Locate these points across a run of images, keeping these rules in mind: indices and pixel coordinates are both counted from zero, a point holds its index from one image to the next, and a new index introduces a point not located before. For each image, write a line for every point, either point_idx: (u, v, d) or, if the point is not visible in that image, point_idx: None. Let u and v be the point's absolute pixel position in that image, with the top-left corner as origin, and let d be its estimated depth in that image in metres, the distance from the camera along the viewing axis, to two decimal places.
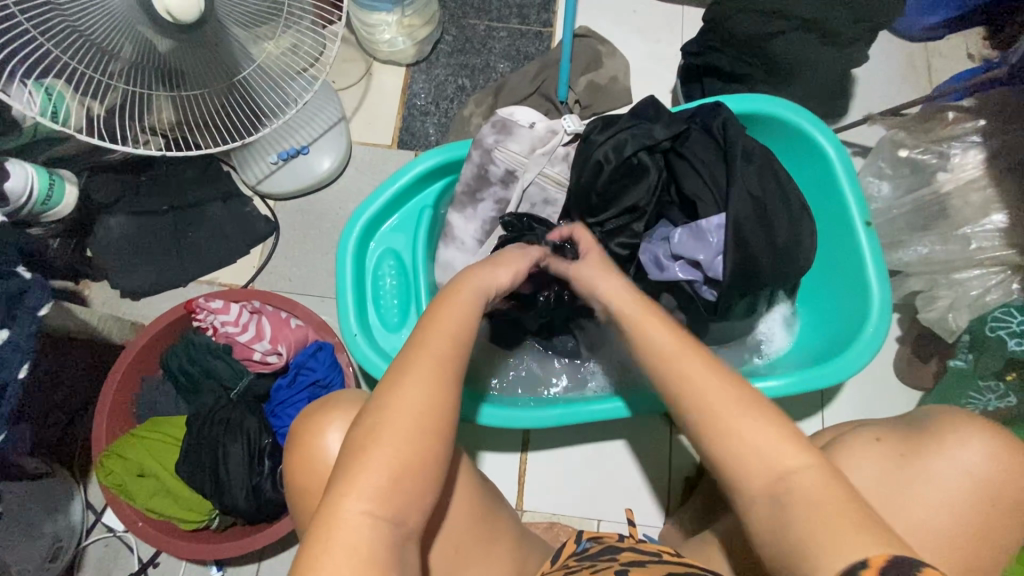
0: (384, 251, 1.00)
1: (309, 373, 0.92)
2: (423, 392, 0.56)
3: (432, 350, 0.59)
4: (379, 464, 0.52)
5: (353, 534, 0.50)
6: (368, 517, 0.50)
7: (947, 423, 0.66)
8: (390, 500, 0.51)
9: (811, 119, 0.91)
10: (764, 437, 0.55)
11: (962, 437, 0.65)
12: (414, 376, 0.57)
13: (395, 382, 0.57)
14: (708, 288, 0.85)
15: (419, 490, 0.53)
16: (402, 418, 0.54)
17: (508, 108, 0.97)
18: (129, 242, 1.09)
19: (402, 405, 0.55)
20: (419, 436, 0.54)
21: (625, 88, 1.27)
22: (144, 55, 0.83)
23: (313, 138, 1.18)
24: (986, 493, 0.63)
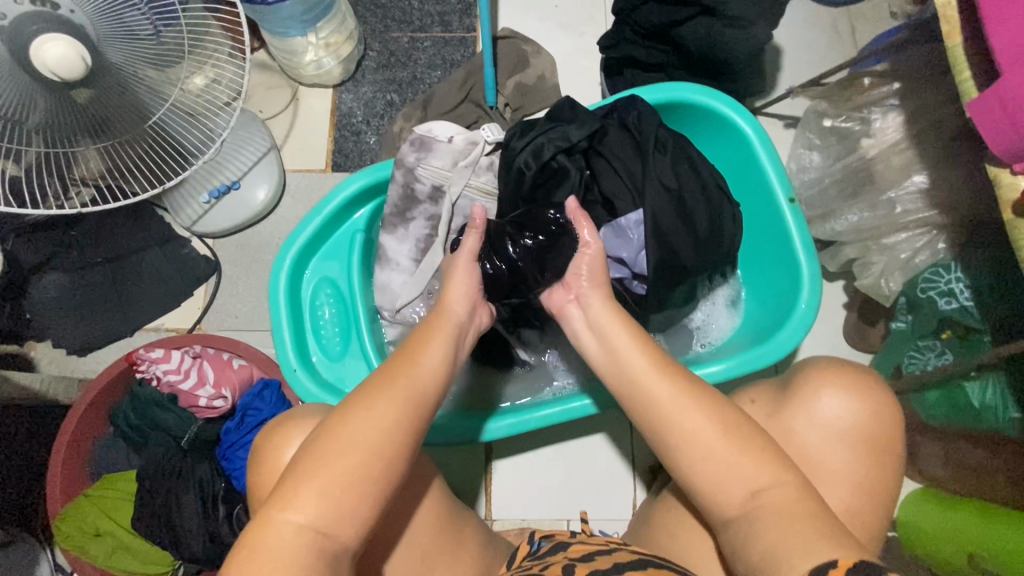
0: (320, 280, 0.99)
1: (256, 413, 0.93)
2: (388, 413, 0.57)
3: (414, 380, 0.61)
4: (329, 475, 0.54)
5: (284, 541, 0.51)
6: (298, 531, 0.52)
7: (807, 380, 0.70)
8: (323, 513, 0.53)
9: (721, 97, 0.91)
10: (715, 440, 0.61)
11: (820, 390, 0.68)
12: (376, 396, 0.58)
13: (365, 400, 0.58)
14: (638, 283, 0.86)
15: (360, 507, 0.54)
16: (364, 433, 0.56)
17: (425, 125, 0.97)
18: (66, 299, 1.08)
19: (369, 420, 0.57)
20: (375, 455, 0.55)
21: (555, 85, 1.26)
22: (53, 112, 0.80)
23: (243, 172, 1.17)
24: (852, 440, 0.67)
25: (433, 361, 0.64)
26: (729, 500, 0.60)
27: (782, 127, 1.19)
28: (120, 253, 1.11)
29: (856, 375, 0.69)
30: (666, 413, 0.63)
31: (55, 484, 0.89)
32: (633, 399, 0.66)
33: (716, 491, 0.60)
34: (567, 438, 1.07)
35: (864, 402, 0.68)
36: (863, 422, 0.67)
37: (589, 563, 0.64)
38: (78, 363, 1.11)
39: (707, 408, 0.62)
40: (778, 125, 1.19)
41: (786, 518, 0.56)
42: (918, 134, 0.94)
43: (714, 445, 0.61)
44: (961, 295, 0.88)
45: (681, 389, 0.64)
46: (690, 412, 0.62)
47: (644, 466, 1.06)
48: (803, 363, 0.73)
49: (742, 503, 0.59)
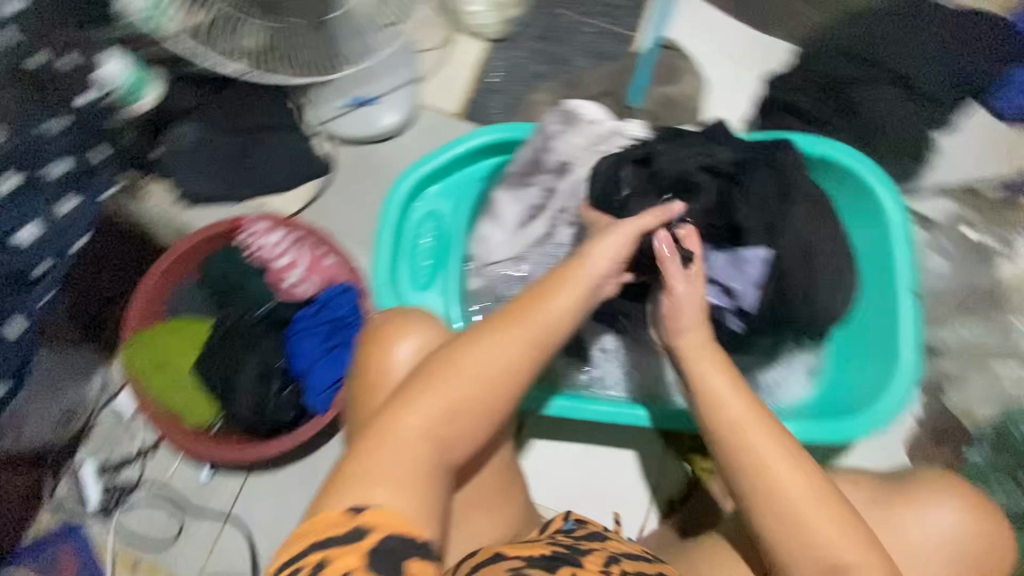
0: (428, 212, 1.02)
1: (331, 310, 0.97)
2: (494, 357, 0.63)
3: (539, 327, 0.64)
4: (432, 401, 0.61)
5: (403, 446, 0.59)
6: (418, 439, 0.60)
7: (939, 484, 0.73)
8: (439, 425, 0.61)
9: (875, 171, 0.90)
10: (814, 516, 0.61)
11: (935, 498, 0.71)
12: (490, 342, 0.63)
13: (475, 342, 0.64)
14: (736, 318, 0.85)
15: (470, 428, 0.62)
16: (476, 373, 0.62)
17: (576, 100, 0.98)
18: (196, 151, 1.15)
19: (480, 363, 0.63)
20: (483, 390, 0.63)
21: (698, 108, 1.26)
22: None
23: (384, 91, 1.21)
24: (951, 553, 0.70)
25: (534, 326, 0.64)
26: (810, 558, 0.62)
27: None
28: (253, 127, 1.16)
29: (973, 496, 0.72)
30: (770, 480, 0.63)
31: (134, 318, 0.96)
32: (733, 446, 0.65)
33: (785, 550, 0.63)
34: (598, 441, 1.08)
35: (975, 522, 0.71)
36: (964, 538, 0.70)
37: (633, 564, 0.66)
38: (182, 211, 1.18)
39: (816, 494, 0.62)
40: None
41: None
42: None
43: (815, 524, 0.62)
44: None
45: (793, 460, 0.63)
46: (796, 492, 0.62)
47: (663, 497, 1.06)
48: (923, 472, 0.76)
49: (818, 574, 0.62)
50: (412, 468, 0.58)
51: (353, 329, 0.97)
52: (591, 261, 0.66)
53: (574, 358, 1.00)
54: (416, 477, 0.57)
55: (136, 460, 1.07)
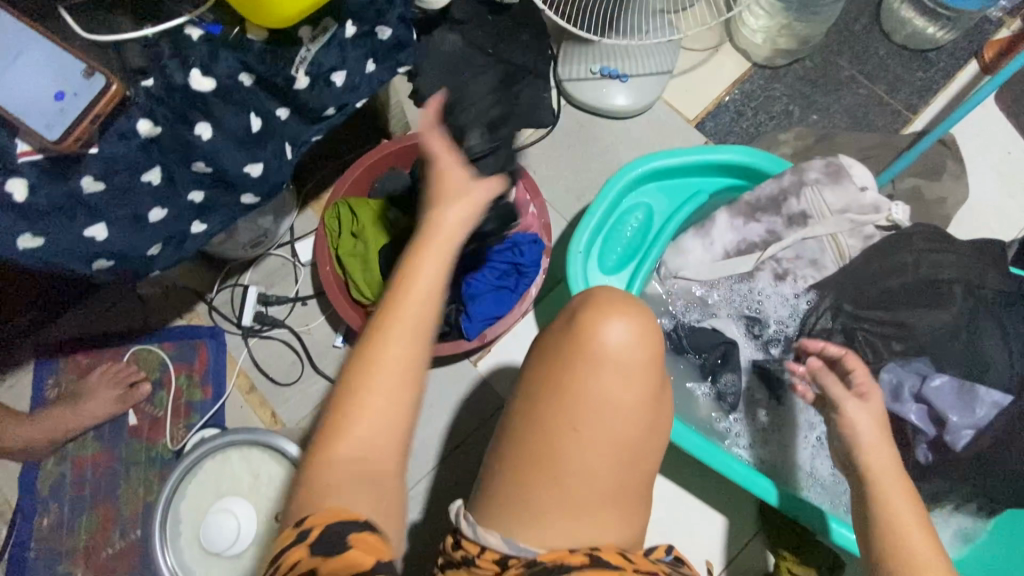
0: (642, 203, 1.01)
1: (516, 254, 0.99)
2: (383, 388, 0.55)
3: (393, 353, 0.56)
4: (378, 390, 0.55)
5: (360, 438, 0.54)
6: (356, 448, 0.54)
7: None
8: (376, 426, 0.55)
9: None
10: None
11: None
12: (376, 373, 0.55)
13: (359, 397, 0.55)
14: (926, 450, 0.79)
15: (396, 402, 0.55)
16: (385, 367, 0.56)
17: (850, 159, 0.91)
18: (450, 59, 1.18)
19: (383, 359, 0.56)
20: (397, 384, 0.56)
21: (945, 215, 1.15)
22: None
23: (637, 73, 1.21)
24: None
25: (381, 406, 0.55)
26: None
27: None
28: (508, 60, 1.19)
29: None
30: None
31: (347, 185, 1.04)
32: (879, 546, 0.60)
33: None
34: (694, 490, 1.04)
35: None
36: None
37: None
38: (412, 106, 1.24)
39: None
40: None
41: None
42: None
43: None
44: None
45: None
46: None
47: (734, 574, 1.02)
48: None
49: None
50: (365, 475, 0.53)
51: (527, 279, 1.00)
52: (444, 233, 0.58)
53: (722, 404, 0.96)
54: (370, 479, 0.53)
55: (289, 302, 1.13)
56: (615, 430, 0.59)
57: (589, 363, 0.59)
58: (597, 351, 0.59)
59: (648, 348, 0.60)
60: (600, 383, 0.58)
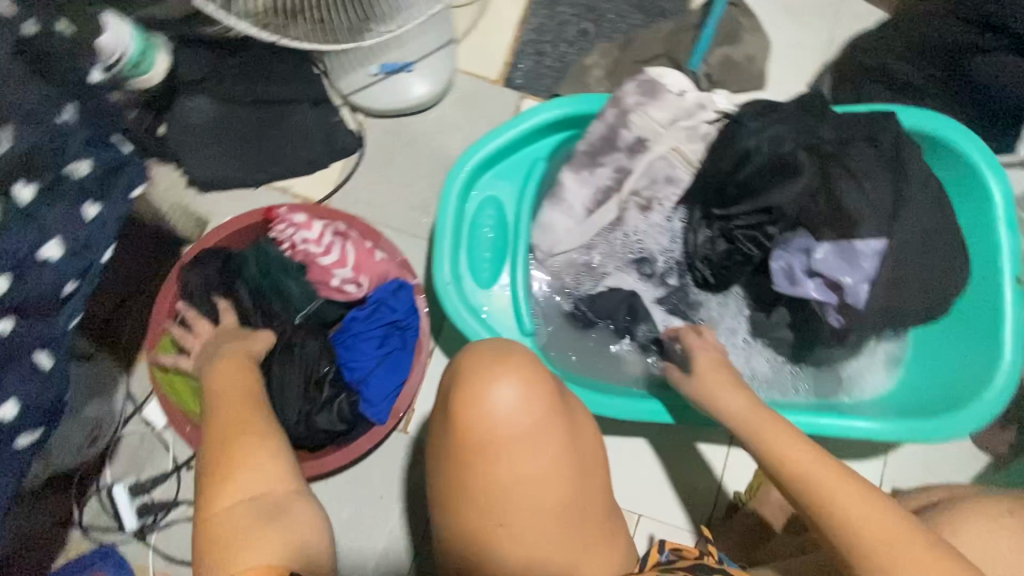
0: (487, 199, 0.91)
1: (387, 312, 0.88)
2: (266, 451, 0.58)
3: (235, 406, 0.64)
4: (242, 484, 0.55)
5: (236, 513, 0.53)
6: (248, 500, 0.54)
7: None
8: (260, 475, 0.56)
9: (984, 151, 0.83)
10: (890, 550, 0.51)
11: None
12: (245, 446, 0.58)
13: (240, 456, 0.57)
14: (836, 316, 0.79)
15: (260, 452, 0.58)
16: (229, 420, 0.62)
17: (659, 69, 0.87)
18: (208, 128, 1.00)
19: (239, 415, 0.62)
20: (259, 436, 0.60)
21: (762, 71, 1.15)
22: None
23: (420, 57, 1.06)
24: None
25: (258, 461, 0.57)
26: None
27: None
28: (273, 100, 1.03)
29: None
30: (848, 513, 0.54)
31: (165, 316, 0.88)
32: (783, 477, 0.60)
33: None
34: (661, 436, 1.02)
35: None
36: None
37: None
38: (195, 197, 1.04)
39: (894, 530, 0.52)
40: None
41: None
42: None
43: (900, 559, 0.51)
44: None
45: (848, 487, 0.56)
46: (860, 529, 0.53)
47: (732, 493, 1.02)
48: None
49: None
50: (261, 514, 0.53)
51: (411, 330, 0.88)
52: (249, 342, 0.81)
53: (649, 351, 0.93)
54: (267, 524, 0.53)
55: (171, 475, 0.96)
56: (544, 505, 0.52)
57: (484, 452, 0.51)
58: (488, 433, 0.51)
59: (538, 412, 0.51)
60: (505, 467, 0.51)
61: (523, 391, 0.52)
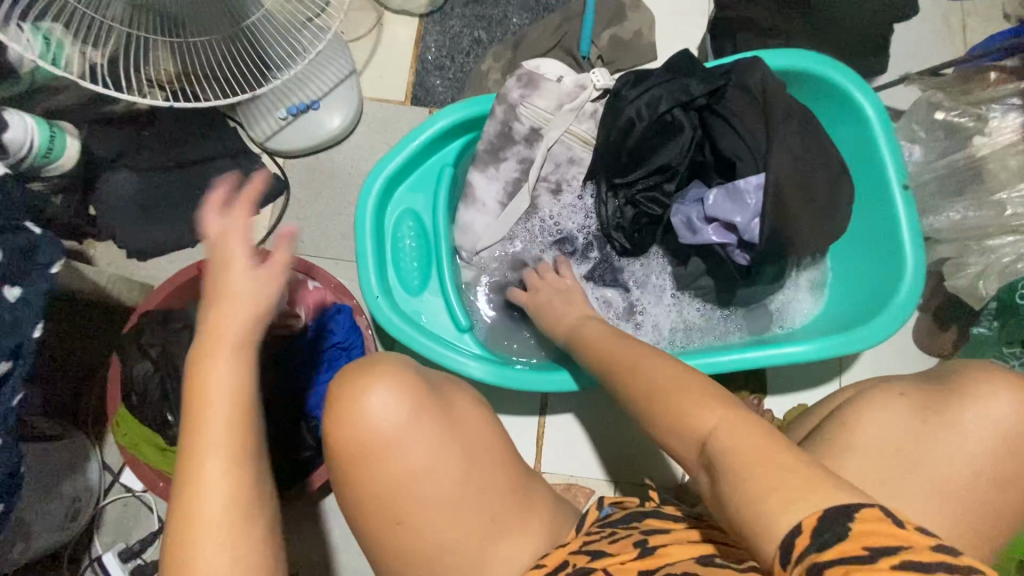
0: (404, 212, 0.96)
1: (329, 335, 0.91)
2: (226, 428, 0.48)
3: (218, 388, 0.49)
4: (216, 436, 0.48)
5: (212, 512, 0.47)
6: (226, 474, 0.48)
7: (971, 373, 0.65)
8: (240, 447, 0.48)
9: (851, 76, 0.88)
10: (685, 412, 0.55)
11: (995, 388, 0.62)
12: (206, 409, 0.49)
13: (203, 374, 0.49)
14: (742, 253, 0.83)
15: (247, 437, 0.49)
16: (218, 408, 0.49)
17: (534, 61, 0.91)
18: (134, 199, 1.05)
19: (212, 387, 0.49)
20: (237, 412, 0.49)
21: (650, 43, 1.21)
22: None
23: (323, 93, 1.12)
24: (1013, 444, 0.61)
25: (217, 443, 0.48)
26: (686, 452, 0.55)
27: None
28: (193, 160, 1.08)
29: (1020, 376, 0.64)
30: (667, 396, 0.58)
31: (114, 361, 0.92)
32: (622, 384, 0.66)
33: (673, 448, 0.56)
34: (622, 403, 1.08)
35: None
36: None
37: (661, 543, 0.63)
38: (137, 266, 1.09)
39: (702, 399, 0.56)
40: None
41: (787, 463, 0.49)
42: None
43: (692, 418, 0.54)
44: None
45: (666, 374, 0.62)
46: (670, 406, 0.57)
47: None
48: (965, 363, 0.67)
49: (697, 451, 0.54)
50: (233, 501, 0.48)
51: (358, 352, 0.92)
52: (224, 334, 0.50)
53: None
54: (243, 509, 0.48)
55: (160, 533, 1.00)
56: (434, 492, 0.61)
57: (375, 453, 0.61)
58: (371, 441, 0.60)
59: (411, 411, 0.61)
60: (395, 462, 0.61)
61: (398, 395, 0.61)
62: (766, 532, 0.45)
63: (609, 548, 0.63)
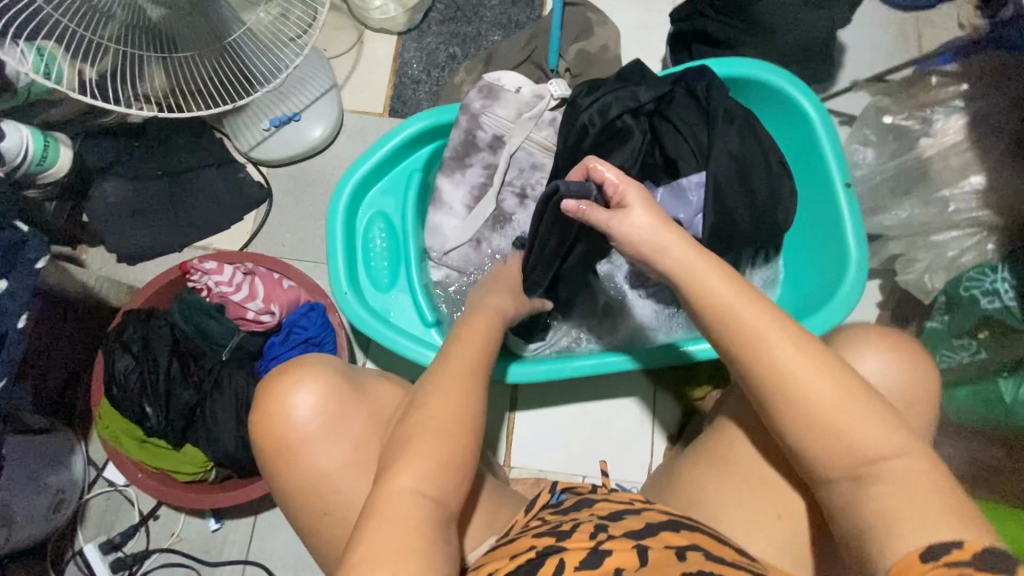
0: (375, 214, 1.01)
1: (301, 331, 0.96)
2: (447, 421, 0.59)
3: (457, 362, 0.66)
4: (427, 449, 0.57)
5: (400, 511, 0.54)
6: (414, 496, 0.55)
7: (853, 337, 0.69)
8: (436, 467, 0.56)
9: (793, 80, 0.93)
10: (856, 423, 0.54)
11: (862, 348, 0.68)
12: (439, 390, 0.62)
13: (438, 391, 0.62)
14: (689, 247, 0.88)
15: (462, 451, 0.59)
16: (445, 419, 0.60)
17: (495, 73, 0.98)
18: (125, 206, 1.11)
19: (445, 408, 0.60)
20: (452, 432, 0.59)
21: (616, 56, 1.28)
22: (133, 17, 0.89)
23: (304, 106, 1.19)
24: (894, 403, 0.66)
25: (451, 405, 0.60)
26: (832, 463, 0.55)
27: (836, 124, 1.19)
28: (180, 169, 1.14)
29: (893, 339, 0.69)
30: (822, 401, 0.55)
31: (97, 357, 0.97)
32: (749, 354, 0.57)
33: (821, 458, 0.56)
34: (589, 399, 1.11)
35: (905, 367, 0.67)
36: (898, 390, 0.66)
37: (619, 522, 0.65)
38: (127, 270, 1.15)
39: (871, 416, 0.54)
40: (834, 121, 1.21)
41: (907, 485, 0.52)
42: (979, 138, 0.95)
43: (873, 439, 0.54)
44: (1005, 295, 0.88)
45: (814, 364, 0.56)
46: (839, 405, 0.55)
47: (664, 435, 1.10)
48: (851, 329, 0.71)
49: (850, 466, 0.54)
50: (430, 485, 0.56)
51: (328, 346, 0.96)
52: (460, 368, 0.65)
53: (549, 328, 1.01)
54: (419, 504, 0.54)
55: (140, 526, 1.04)
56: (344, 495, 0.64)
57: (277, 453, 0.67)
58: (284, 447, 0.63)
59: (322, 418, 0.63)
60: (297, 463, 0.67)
61: (313, 403, 0.63)
62: (905, 548, 0.49)
63: (565, 529, 0.64)
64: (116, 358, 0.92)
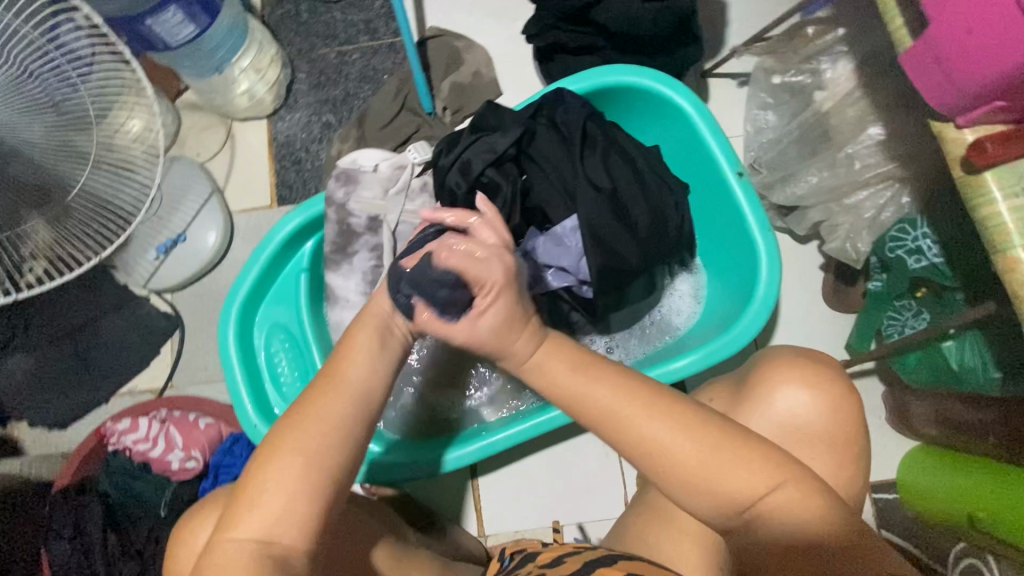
0: (272, 327, 0.96)
1: (228, 470, 0.93)
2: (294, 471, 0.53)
3: (323, 410, 0.56)
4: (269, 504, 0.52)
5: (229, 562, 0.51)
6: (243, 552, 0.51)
7: (768, 371, 0.68)
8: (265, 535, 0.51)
9: (657, 77, 0.86)
10: (733, 483, 0.53)
11: (786, 384, 0.67)
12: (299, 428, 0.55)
13: (289, 431, 0.55)
14: (587, 287, 0.82)
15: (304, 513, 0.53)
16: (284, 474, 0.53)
17: (349, 156, 0.92)
18: (35, 376, 1.09)
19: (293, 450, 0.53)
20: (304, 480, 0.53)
21: (492, 79, 1.21)
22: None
23: (187, 224, 1.15)
24: (818, 430, 0.66)
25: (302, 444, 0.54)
26: (727, 511, 0.54)
27: (735, 87, 1.13)
28: (80, 323, 1.10)
29: (816, 368, 0.68)
30: (691, 468, 0.53)
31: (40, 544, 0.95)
32: (629, 441, 0.54)
33: (709, 515, 0.55)
34: (548, 447, 1.06)
35: (826, 395, 0.66)
36: (820, 423, 0.66)
37: (558, 568, 0.62)
38: (61, 437, 1.13)
39: (754, 464, 0.53)
40: (732, 86, 1.14)
41: (796, 524, 0.54)
42: (871, 81, 0.87)
43: (752, 493, 0.53)
44: (929, 252, 0.82)
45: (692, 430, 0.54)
46: (723, 467, 0.53)
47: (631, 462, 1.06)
48: (769, 356, 0.70)
49: (737, 516, 0.54)
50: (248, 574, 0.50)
51: None
52: (338, 390, 0.57)
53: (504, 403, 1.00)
54: None
55: None
56: None
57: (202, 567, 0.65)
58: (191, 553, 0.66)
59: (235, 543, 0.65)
60: None
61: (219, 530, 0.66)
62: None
63: None
64: (52, 547, 0.90)
